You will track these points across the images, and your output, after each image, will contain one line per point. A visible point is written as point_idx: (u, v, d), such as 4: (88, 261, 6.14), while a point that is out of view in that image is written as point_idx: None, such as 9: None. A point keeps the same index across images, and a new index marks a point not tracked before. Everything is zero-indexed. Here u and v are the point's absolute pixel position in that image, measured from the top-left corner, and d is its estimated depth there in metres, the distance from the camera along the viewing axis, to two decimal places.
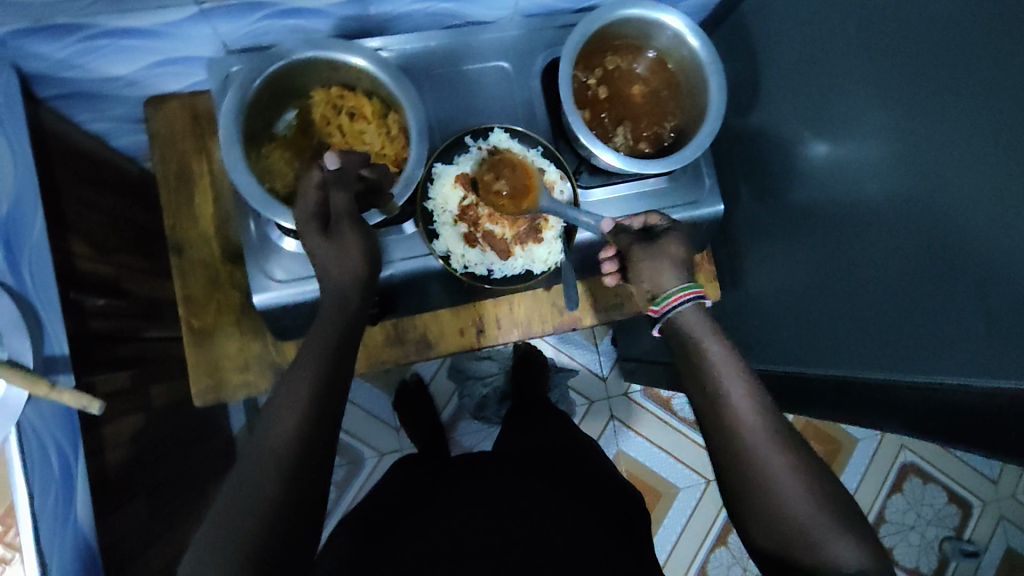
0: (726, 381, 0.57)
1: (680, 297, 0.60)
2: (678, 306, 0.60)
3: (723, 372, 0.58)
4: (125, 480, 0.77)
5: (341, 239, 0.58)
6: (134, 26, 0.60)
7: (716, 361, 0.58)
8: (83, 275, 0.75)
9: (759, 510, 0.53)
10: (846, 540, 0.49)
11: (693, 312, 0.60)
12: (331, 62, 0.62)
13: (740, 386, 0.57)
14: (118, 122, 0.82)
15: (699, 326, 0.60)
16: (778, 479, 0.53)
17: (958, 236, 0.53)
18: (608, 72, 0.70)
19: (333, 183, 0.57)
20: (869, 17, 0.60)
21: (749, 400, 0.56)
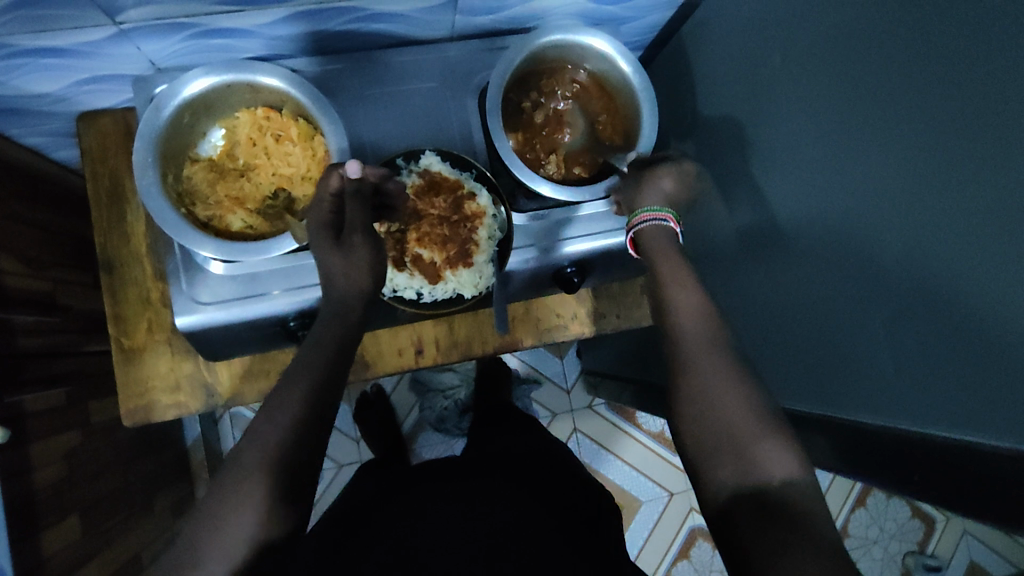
0: (675, 285, 0.56)
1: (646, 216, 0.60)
2: (645, 222, 0.60)
3: (673, 278, 0.56)
4: (54, 499, 0.76)
5: (352, 250, 0.58)
6: (52, 45, 0.59)
7: (670, 271, 0.57)
8: (12, 291, 0.74)
9: (694, 407, 0.50)
10: (775, 443, 0.47)
11: (657, 230, 0.60)
12: (253, 84, 0.61)
13: (685, 287, 0.56)
14: (54, 137, 0.81)
15: (662, 240, 0.59)
16: (712, 378, 0.50)
17: (876, 273, 0.53)
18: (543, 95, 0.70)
19: (352, 194, 0.57)
20: (796, 47, 0.60)
21: (699, 322, 0.54)
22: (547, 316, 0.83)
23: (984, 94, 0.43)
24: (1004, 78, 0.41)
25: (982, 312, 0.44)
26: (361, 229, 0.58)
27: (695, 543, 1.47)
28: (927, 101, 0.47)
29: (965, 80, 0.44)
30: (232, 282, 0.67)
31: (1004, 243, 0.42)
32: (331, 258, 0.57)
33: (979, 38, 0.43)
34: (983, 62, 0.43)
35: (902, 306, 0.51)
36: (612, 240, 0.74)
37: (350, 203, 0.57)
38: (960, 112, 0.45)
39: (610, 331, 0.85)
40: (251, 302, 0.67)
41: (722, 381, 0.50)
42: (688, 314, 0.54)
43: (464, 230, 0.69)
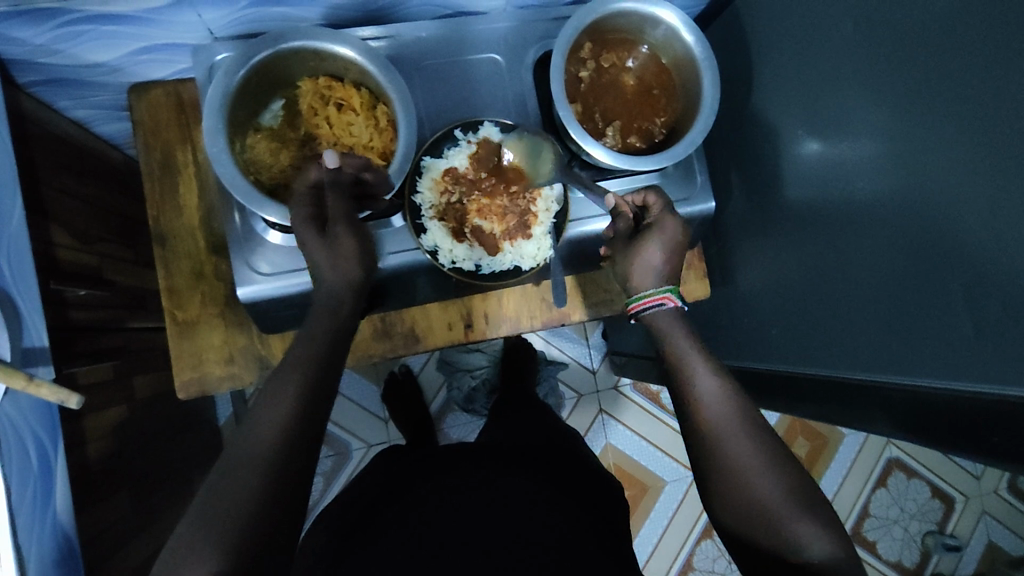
0: (695, 374, 0.59)
1: (652, 299, 0.61)
2: (650, 307, 0.61)
3: (689, 361, 0.59)
4: (107, 472, 0.77)
5: (336, 239, 0.59)
6: (117, 12, 0.58)
7: (684, 353, 0.60)
8: (65, 265, 0.74)
9: (728, 493, 0.55)
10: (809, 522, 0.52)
11: (667, 315, 0.61)
12: (318, 51, 0.60)
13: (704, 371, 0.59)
14: (101, 109, 0.80)
15: (672, 327, 0.61)
16: (742, 470, 0.54)
17: (948, 238, 0.53)
18: (606, 67, 0.69)
19: (329, 183, 0.58)
20: (867, 14, 0.59)
21: (715, 398, 0.57)
22: (595, 290, 0.83)
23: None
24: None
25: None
26: (344, 218, 0.59)
27: None
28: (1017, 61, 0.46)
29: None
30: (290, 252, 0.67)
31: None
32: (315, 247, 0.58)
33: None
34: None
35: (973, 272, 0.51)
36: None
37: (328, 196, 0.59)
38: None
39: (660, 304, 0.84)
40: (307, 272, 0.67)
41: (751, 464, 0.54)
42: (710, 399, 0.57)
43: (522, 201, 0.69)
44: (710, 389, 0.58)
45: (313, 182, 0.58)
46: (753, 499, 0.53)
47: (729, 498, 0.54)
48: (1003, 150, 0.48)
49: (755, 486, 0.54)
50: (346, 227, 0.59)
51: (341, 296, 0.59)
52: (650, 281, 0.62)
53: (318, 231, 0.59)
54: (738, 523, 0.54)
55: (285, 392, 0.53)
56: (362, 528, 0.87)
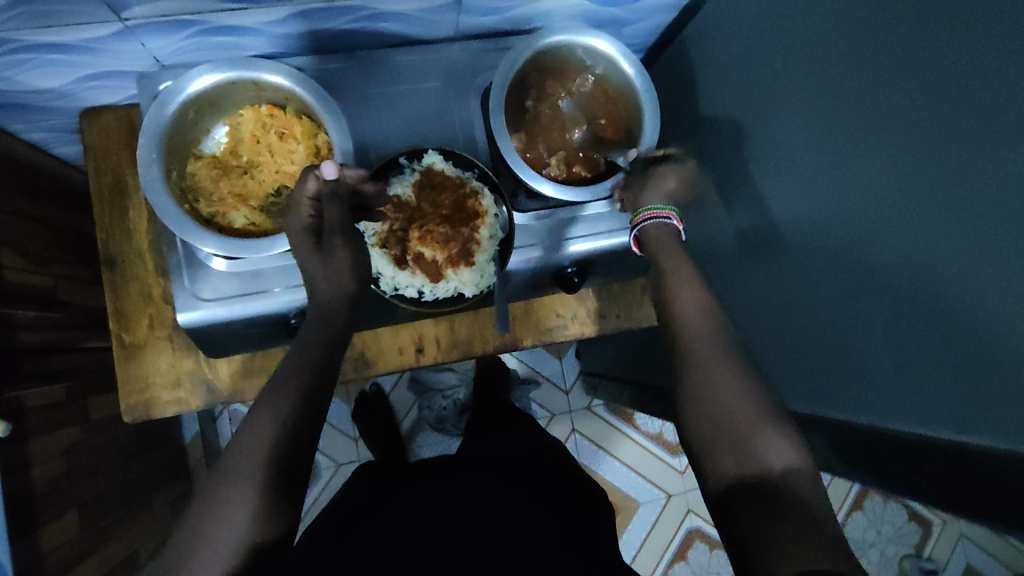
0: (680, 292, 0.58)
1: (648, 215, 0.63)
2: (644, 223, 0.63)
3: (675, 274, 0.58)
4: (52, 495, 0.76)
5: (332, 252, 0.58)
6: (57, 41, 0.59)
7: (675, 269, 0.59)
8: (13, 287, 0.74)
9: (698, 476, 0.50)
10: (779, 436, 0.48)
11: (660, 229, 0.62)
12: (257, 81, 0.61)
13: (691, 291, 0.57)
14: (57, 133, 0.81)
15: (666, 242, 0.61)
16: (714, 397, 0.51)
17: (874, 273, 0.53)
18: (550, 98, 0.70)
19: (329, 196, 0.57)
20: (798, 49, 0.60)
21: (699, 313, 0.56)
22: (547, 315, 0.83)
23: (986, 93, 0.43)
24: (1007, 77, 0.41)
25: (982, 313, 0.44)
26: (340, 230, 0.58)
27: (693, 545, 1.47)
28: (929, 100, 0.47)
29: (965, 79, 0.44)
30: (234, 278, 0.67)
31: (1005, 241, 0.42)
32: (309, 259, 0.58)
33: (980, 37, 0.43)
34: (986, 60, 0.43)
35: (897, 307, 0.51)
36: (618, 239, 0.75)
37: (326, 208, 0.58)
38: (961, 112, 0.45)
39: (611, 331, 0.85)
40: (251, 298, 0.67)
41: (724, 375, 0.51)
42: (693, 317, 0.55)
43: (466, 230, 0.69)
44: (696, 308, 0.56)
45: (312, 193, 0.57)
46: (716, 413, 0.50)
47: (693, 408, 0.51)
48: (919, 187, 0.48)
49: (721, 399, 0.50)
50: (342, 240, 0.59)
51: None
52: (657, 197, 0.63)
53: (314, 245, 0.58)
54: (701, 447, 0.50)
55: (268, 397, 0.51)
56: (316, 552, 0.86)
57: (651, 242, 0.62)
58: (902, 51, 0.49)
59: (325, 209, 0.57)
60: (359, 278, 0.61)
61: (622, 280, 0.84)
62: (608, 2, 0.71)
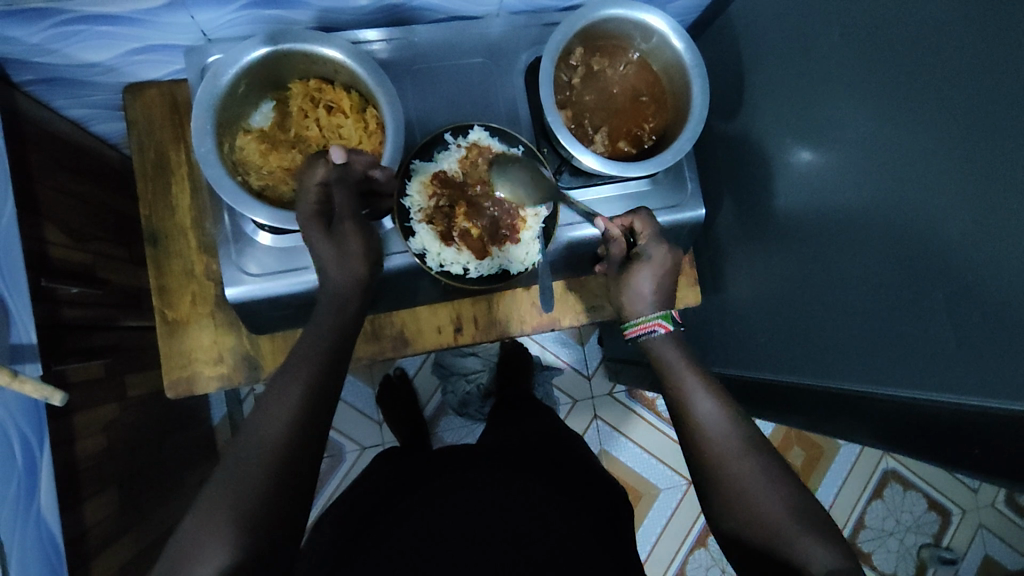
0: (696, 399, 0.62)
1: (644, 326, 0.66)
2: (646, 332, 0.66)
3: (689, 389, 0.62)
4: (95, 470, 0.77)
5: (343, 237, 0.59)
6: (110, 12, 0.59)
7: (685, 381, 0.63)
8: (57, 263, 0.74)
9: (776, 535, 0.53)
10: None
11: (662, 340, 0.65)
12: (308, 54, 0.61)
13: (703, 395, 0.62)
14: (97, 108, 0.80)
15: (668, 350, 0.65)
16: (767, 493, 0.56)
17: (933, 246, 0.52)
18: (593, 73, 0.70)
19: (337, 180, 0.58)
20: (852, 23, 0.59)
21: (714, 416, 0.61)
22: (585, 296, 0.83)
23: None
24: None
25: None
26: (351, 214, 0.59)
27: (713, 532, 1.48)
28: (997, 67, 0.46)
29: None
30: (280, 253, 0.67)
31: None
32: (323, 246, 0.58)
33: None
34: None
35: (956, 280, 0.50)
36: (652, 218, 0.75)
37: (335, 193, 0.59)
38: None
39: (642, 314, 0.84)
40: (298, 273, 0.67)
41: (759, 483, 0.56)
42: (713, 421, 0.60)
43: (510, 206, 0.69)
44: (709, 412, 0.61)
45: (320, 179, 0.58)
46: (780, 510, 0.54)
47: (735, 515, 0.56)
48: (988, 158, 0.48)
49: (759, 502, 0.55)
50: (352, 224, 0.59)
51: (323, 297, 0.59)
52: (641, 306, 0.67)
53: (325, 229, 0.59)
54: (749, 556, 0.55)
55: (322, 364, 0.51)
56: (352, 530, 0.87)
57: (655, 354, 0.65)
58: (969, 18, 0.48)
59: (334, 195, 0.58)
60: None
61: None
62: None
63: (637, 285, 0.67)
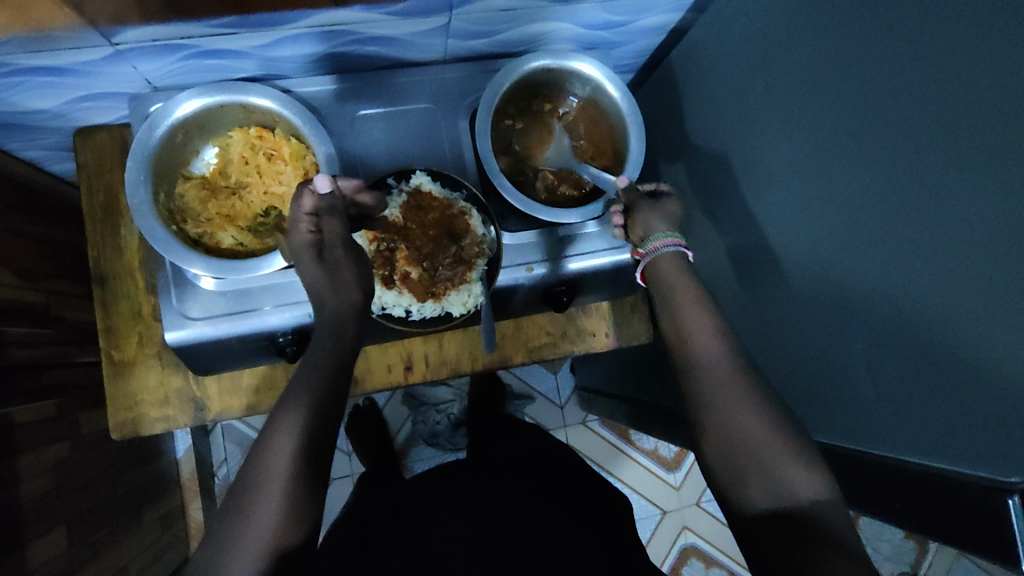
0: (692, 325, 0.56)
1: (660, 243, 0.60)
2: (659, 250, 0.60)
3: (690, 309, 0.56)
4: (41, 511, 0.76)
5: (336, 266, 0.57)
6: (49, 64, 0.60)
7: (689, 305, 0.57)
8: (4, 305, 0.74)
9: None
10: None
11: (672, 259, 0.60)
12: (247, 104, 0.62)
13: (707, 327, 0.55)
14: (51, 150, 0.81)
15: (676, 272, 0.59)
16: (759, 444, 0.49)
17: (853, 294, 0.53)
18: (536, 147, 0.72)
19: (328, 209, 0.56)
20: (778, 71, 0.60)
21: (716, 348, 0.54)
22: (535, 334, 0.84)
23: (964, 113, 0.42)
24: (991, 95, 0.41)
25: (966, 334, 0.43)
26: (342, 242, 0.57)
27: (688, 562, 1.47)
28: (909, 119, 0.47)
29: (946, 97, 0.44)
30: (223, 298, 0.68)
31: (986, 264, 0.41)
32: (312, 273, 0.56)
33: (961, 54, 0.43)
34: (969, 80, 0.42)
35: (873, 331, 0.51)
36: (606, 258, 0.75)
37: (325, 223, 0.57)
38: (942, 133, 0.44)
39: (602, 349, 0.85)
40: (239, 317, 0.68)
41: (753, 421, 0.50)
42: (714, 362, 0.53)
43: (451, 251, 0.70)
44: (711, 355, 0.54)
45: (310, 209, 0.56)
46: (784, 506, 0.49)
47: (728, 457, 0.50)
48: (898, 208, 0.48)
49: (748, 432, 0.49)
50: (344, 252, 0.58)
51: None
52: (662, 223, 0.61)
53: (319, 258, 0.57)
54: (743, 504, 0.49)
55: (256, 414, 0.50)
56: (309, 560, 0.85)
57: (661, 273, 0.59)
58: (886, 68, 0.49)
59: (326, 224, 0.56)
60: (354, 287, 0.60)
61: (609, 297, 0.84)
62: (596, 26, 0.72)
63: (653, 214, 0.61)
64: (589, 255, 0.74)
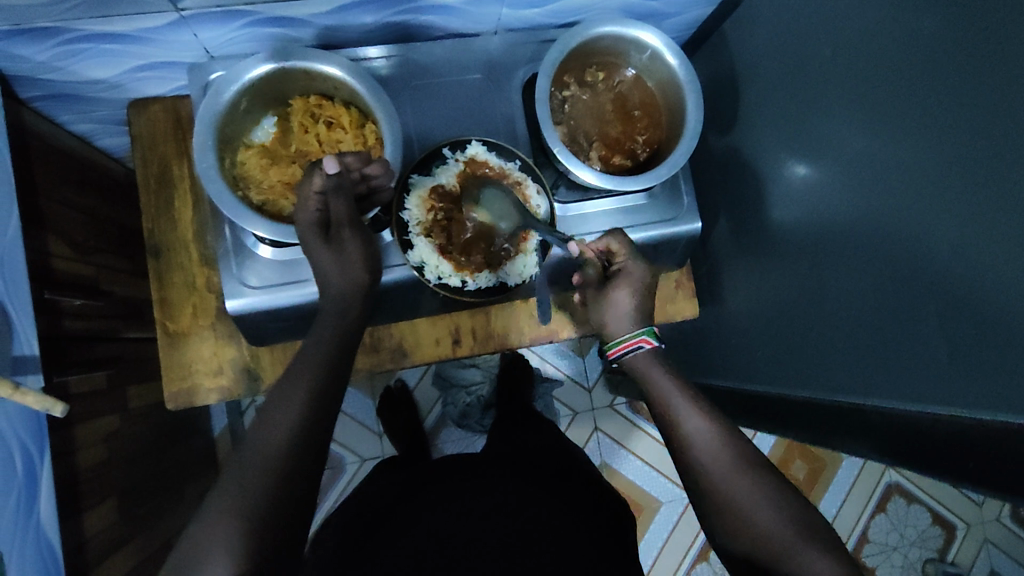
0: (684, 418, 0.58)
1: (629, 342, 0.63)
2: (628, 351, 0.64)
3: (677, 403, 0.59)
4: (97, 480, 0.77)
5: (342, 245, 0.60)
6: (113, 31, 0.60)
7: (673, 399, 0.60)
8: (61, 276, 0.75)
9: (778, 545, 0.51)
10: None
11: (645, 357, 0.63)
12: (309, 72, 0.62)
13: (699, 424, 0.58)
14: (102, 123, 0.82)
15: (654, 369, 0.62)
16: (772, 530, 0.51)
17: (924, 257, 0.52)
18: (592, 117, 0.72)
19: (334, 189, 0.57)
20: (843, 36, 0.60)
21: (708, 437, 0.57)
22: None
23: None
24: None
25: None
26: (349, 222, 0.59)
27: (715, 545, 1.47)
28: (997, 74, 0.46)
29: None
30: (281, 266, 0.68)
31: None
32: (322, 255, 0.59)
33: None
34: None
35: (950, 291, 0.50)
36: (650, 231, 0.76)
37: (333, 202, 0.58)
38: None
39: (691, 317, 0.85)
40: (297, 285, 0.68)
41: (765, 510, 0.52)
42: (719, 466, 0.55)
43: None
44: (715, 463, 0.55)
45: (318, 189, 0.58)
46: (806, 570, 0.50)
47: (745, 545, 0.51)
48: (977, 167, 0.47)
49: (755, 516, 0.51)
50: (351, 231, 0.60)
51: (325, 305, 0.60)
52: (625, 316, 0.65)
53: (323, 239, 0.59)
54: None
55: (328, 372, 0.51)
56: (355, 531, 0.86)
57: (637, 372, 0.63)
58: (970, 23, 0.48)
59: (331, 204, 0.58)
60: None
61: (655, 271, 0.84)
62: None
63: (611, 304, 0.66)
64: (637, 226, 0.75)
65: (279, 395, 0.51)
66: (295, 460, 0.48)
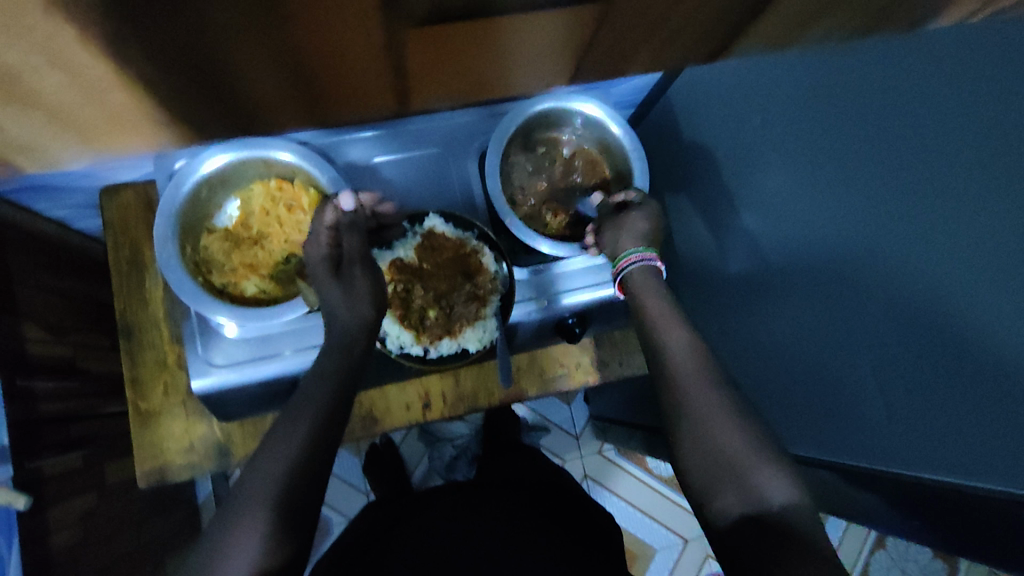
0: (664, 329, 0.57)
1: (633, 258, 0.61)
2: (629, 267, 0.61)
3: (657, 311, 0.58)
4: (70, 563, 0.77)
5: (352, 281, 0.58)
6: None
7: (654, 309, 0.58)
8: (34, 359, 0.76)
9: None
10: None
11: (643, 272, 0.61)
12: (268, 160, 0.64)
13: (678, 330, 0.57)
14: (78, 208, 0.84)
15: (649, 285, 0.60)
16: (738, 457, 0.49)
17: (857, 316, 0.54)
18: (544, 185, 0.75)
19: (348, 226, 0.60)
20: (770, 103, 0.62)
21: (684, 345, 0.55)
22: (551, 365, 0.85)
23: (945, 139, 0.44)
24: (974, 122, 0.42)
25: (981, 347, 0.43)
26: (359, 261, 0.59)
27: None
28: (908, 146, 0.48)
29: (936, 131, 0.45)
30: (245, 344, 0.69)
31: (988, 286, 0.42)
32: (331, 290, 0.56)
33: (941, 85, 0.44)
34: (959, 116, 0.43)
35: (879, 351, 0.52)
36: (614, 289, 0.74)
37: (345, 240, 0.60)
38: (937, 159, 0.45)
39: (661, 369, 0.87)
40: (261, 362, 0.69)
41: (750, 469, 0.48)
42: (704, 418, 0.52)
43: (465, 289, 0.72)
44: (738, 444, 0.50)
45: (331, 226, 0.60)
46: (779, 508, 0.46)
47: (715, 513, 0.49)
48: (890, 218, 0.49)
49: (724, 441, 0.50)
50: (361, 270, 0.59)
51: None
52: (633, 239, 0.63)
53: (335, 273, 0.58)
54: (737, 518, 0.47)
55: (282, 454, 0.50)
56: None
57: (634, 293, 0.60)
58: (869, 102, 0.49)
59: (346, 238, 0.60)
60: (376, 323, 0.60)
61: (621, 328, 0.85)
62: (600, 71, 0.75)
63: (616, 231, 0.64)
64: (599, 283, 0.74)
65: (275, 433, 0.51)
66: (280, 519, 0.47)
